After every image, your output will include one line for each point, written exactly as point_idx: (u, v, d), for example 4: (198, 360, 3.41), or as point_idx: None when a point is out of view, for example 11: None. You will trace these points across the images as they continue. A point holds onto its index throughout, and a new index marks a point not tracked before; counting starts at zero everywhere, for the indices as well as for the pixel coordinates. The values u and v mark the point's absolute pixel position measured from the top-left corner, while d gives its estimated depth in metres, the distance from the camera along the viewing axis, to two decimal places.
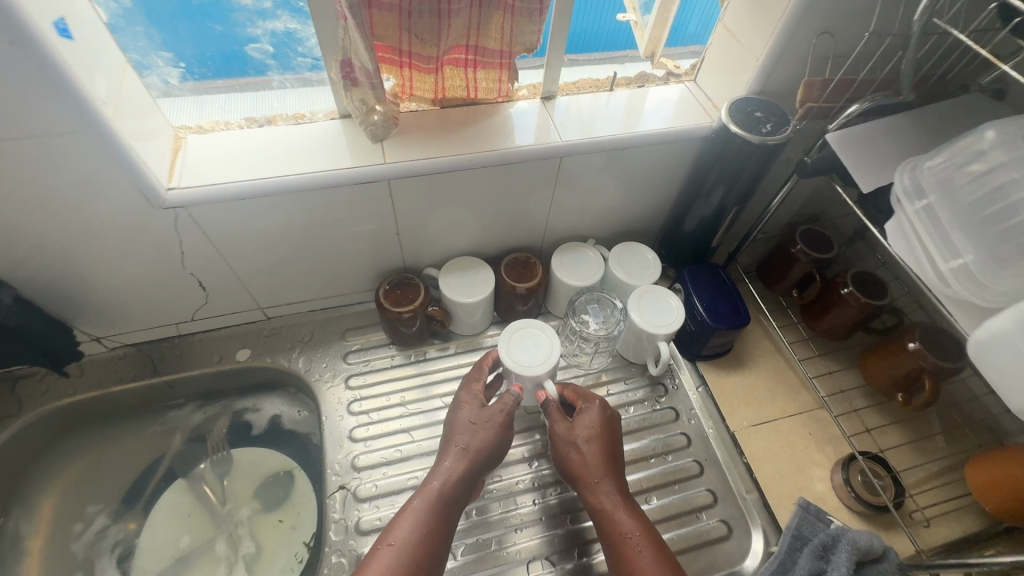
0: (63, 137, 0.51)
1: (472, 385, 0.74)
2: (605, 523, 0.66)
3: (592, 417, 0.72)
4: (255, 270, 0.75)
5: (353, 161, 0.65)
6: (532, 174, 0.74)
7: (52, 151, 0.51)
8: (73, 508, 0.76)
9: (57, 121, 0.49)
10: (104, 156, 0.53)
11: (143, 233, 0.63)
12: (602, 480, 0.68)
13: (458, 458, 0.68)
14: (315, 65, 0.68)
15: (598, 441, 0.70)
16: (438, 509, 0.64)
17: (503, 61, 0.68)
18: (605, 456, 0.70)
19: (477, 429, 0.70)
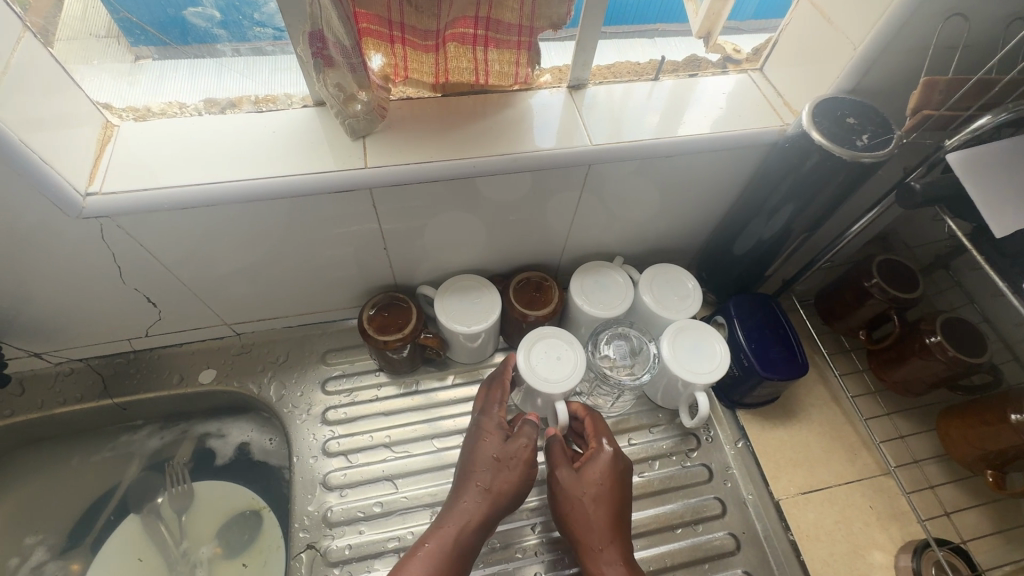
0: None
1: (498, 408, 0.63)
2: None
3: (605, 469, 0.60)
4: (215, 284, 0.63)
5: (328, 163, 0.52)
6: (553, 182, 0.60)
7: None
8: (10, 541, 0.67)
9: None
10: None
11: (65, 243, 0.51)
12: (607, 549, 0.57)
13: (479, 500, 0.58)
14: (277, 35, 0.54)
15: (614, 499, 0.59)
16: (449, 561, 0.54)
17: (521, 39, 0.54)
18: (615, 521, 0.58)
19: (502, 467, 0.60)
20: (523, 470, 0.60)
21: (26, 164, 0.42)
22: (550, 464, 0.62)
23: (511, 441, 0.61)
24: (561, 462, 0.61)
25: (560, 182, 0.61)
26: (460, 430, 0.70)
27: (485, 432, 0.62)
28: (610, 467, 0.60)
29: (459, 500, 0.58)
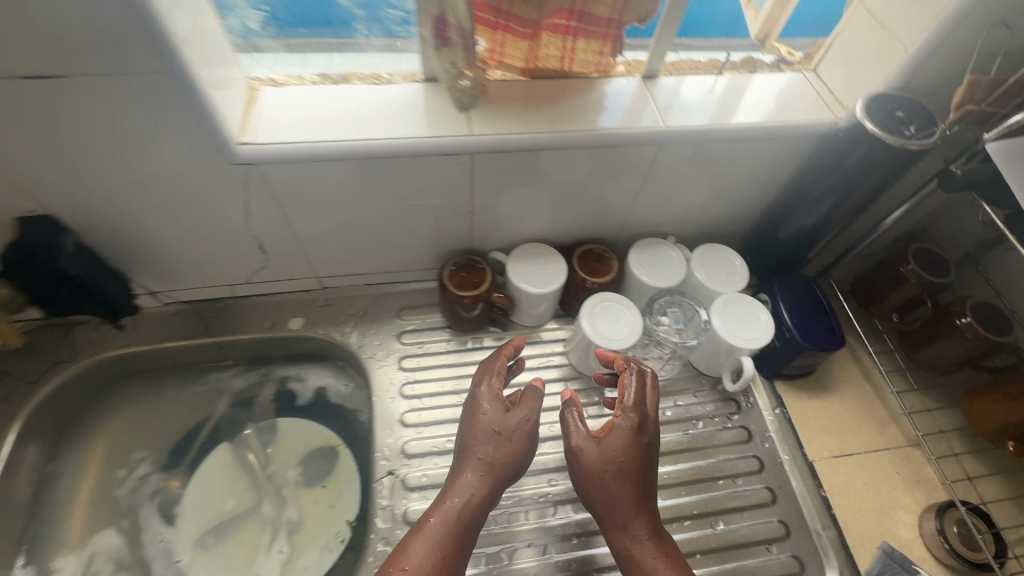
0: (143, 78, 0.46)
1: (491, 383, 0.66)
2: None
3: (626, 440, 0.60)
4: (318, 238, 0.70)
5: (437, 129, 0.59)
6: (625, 159, 0.67)
7: (131, 92, 0.47)
8: (120, 455, 0.75)
9: (138, 56, 0.44)
10: (180, 100, 0.48)
11: (211, 188, 0.59)
12: (635, 520, 0.58)
13: (481, 474, 0.60)
14: (405, 19, 0.62)
15: (636, 471, 0.59)
16: (455, 535, 0.57)
17: (609, 31, 0.61)
18: (639, 492, 0.59)
19: (502, 441, 0.62)
20: (523, 442, 0.62)
21: (210, 113, 0.50)
22: (564, 432, 0.62)
23: (506, 413, 0.63)
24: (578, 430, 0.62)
25: (630, 161, 0.68)
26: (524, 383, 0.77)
27: (481, 408, 0.64)
28: (632, 436, 0.60)
29: (462, 475, 0.60)
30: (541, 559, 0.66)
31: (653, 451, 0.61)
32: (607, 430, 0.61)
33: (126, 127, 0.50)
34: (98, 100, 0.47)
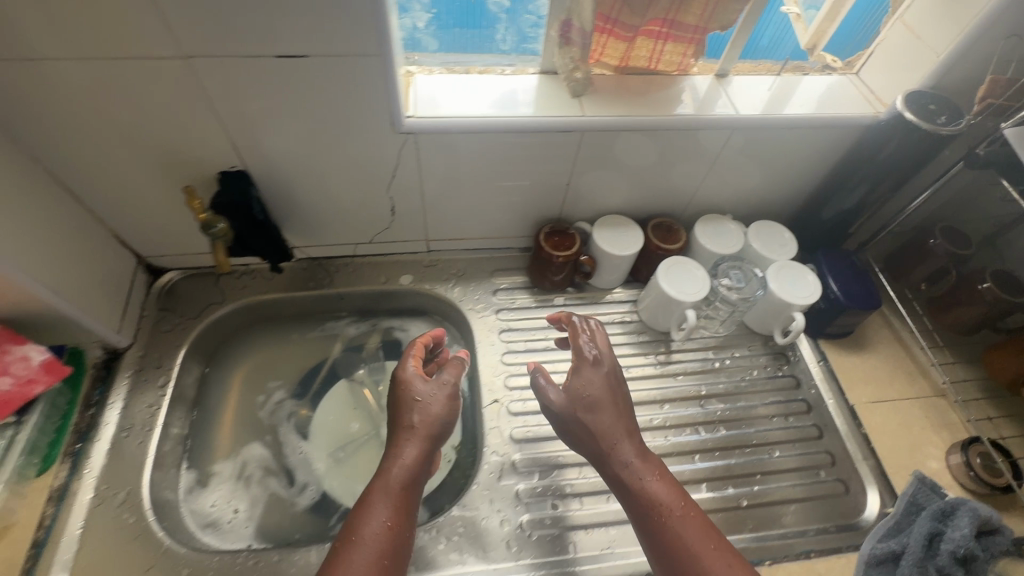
0: (362, 60, 0.59)
1: (410, 360, 0.70)
2: (636, 496, 0.63)
3: (592, 378, 0.68)
4: (439, 203, 0.84)
5: (556, 111, 0.73)
6: (701, 143, 0.81)
7: (347, 72, 0.60)
8: (258, 385, 0.88)
9: (365, 43, 0.57)
10: (379, 79, 0.61)
11: (373, 155, 0.72)
12: (619, 445, 0.65)
13: (416, 441, 0.64)
14: (537, 23, 0.72)
15: (610, 405, 0.67)
16: (398, 499, 0.61)
17: (694, 36, 0.75)
18: (615, 422, 0.66)
19: (425, 406, 0.66)
20: (445, 404, 0.67)
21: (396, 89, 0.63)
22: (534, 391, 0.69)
23: (421, 386, 0.68)
24: (547, 386, 0.69)
25: (705, 144, 0.81)
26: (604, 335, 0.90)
27: (402, 384, 0.68)
28: (591, 374, 0.68)
29: (396, 446, 0.64)
30: None
31: (619, 387, 0.68)
32: (571, 375, 0.68)
33: (329, 98, 0.63)
34: (321, 79, 0.60)
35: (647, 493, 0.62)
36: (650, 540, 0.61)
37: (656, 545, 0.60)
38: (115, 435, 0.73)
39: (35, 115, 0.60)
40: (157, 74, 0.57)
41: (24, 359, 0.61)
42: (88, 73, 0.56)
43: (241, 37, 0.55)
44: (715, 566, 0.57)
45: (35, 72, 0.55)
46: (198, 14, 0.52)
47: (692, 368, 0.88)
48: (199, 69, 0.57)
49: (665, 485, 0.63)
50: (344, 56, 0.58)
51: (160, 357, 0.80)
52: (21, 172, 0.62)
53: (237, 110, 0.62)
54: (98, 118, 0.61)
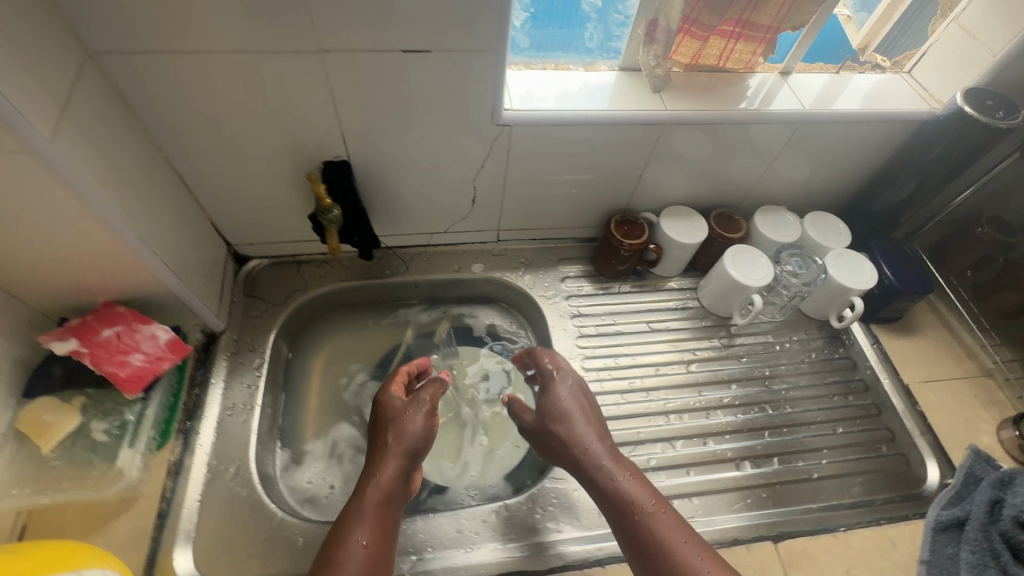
0: (479, 55, 0.63)
1: (393, 385, 0.78)
2: (612, 500, 0.66)
3: (559, 395, 0.75)
4: (518, 194, 0.88)
5: (641, 105, 0.77)
6: (768, 137, 0.85)
7: (463, 67, 0.64)
8: (340, 369, 0.92)
9: (485, 39, 0.62)
10: (490, 74, 0.66)
11: (467, 146, 0.76)
12: (591, 451, 0.70)
13: (394, 458, 0.70)
14: (624, 22, 0.76)
15: (578, 414, 0.73)
16: (382, 508, 0.65)
17: (766, 36, 0.80)
18: (584, 429, 0.72)
19: (401, 424, 0.73)
20: (424, 421, 0.75)
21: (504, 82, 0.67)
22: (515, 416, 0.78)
23: (398, 408, 0.76)
24: (523, 411, 0.78)
25: (773, 137, 0.86)
26: (669, 319, 0.95)
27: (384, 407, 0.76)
28: (554, 392, 0.76)
29: (373, 465, 0.70)
30: (705, 449, 0.82)
31: (584, 399, 0.76)
32: (542, 395, 0.77)
33: (441, 91, 0.67)
34: (438, 73, 0.65)
35: (621, 493, 0.66)
36: (630, 541, 0.63)
37: (636, 544, 0.62)
38: (220, 414, 0.76)
39: (168, 104, 0.63)
40: (291, 66, 0.61)
41: (153, 337, 0.65)
42: (228, 65, 0.60)
43: (377, 32, 0.59)
44: (688, 558, 0.58)
45: (180, 64, 0.59)
46: (343, 10, 0.56)
47: (755, 350, 0.93)
48: (332, 62, 0.61)
49: (639, 486, 0.66)
50: (465, 51, 0.62)
51: (253, 340, 0.84)
52: (148, 159, 0.66)
53: (356, 101, 0.67)
54: (224, 108, 0.65)
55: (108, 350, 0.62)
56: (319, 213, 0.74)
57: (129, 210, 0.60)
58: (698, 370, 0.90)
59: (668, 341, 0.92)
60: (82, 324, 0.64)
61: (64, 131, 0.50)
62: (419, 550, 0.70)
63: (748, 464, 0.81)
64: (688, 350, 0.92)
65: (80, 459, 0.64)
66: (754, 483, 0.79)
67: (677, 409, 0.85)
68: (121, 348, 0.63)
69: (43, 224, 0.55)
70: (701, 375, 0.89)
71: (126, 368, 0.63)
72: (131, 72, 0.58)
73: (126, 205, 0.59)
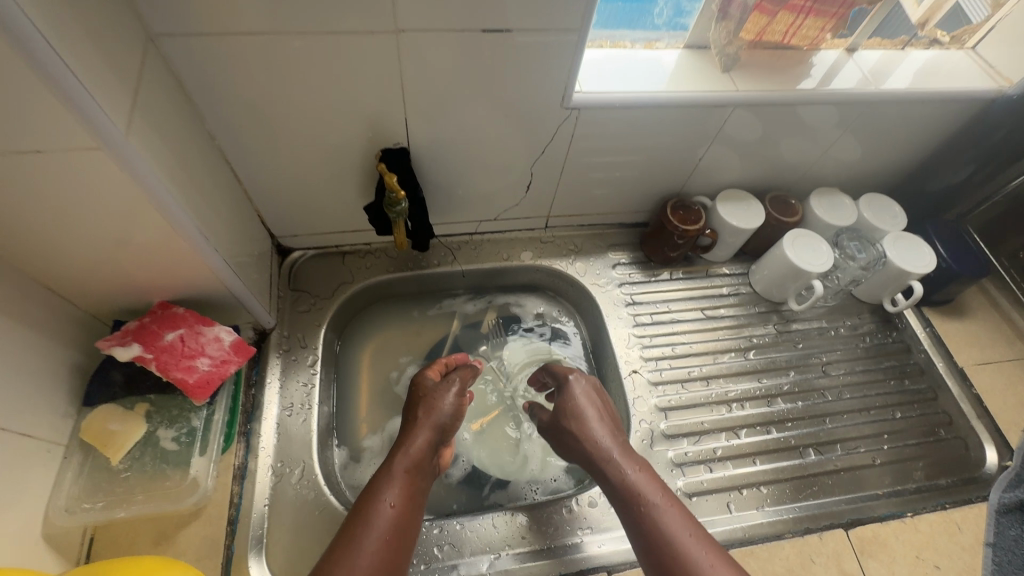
0: (563, 35, 0.60)
1: (428, 368, 0.80)
2: (621, 489, 0.65)
3: (577, 389, 0.75)
4: (573, 179, 0.85)
5: (711, 87, 0.74)
6: (833, 119, 0.82)
7: (543, 48, 0.62)
8: (389, 361, 0.89)
9: (570, 17, 0.58)
10: (570, 56, 0.63)
11: (532, 130, 0.73)
12: (603, 440, 0.69)
13: (425, 430, 0.71)
14: None
15: (594, 408, 0.73)
16: (408, 480, 0.65)
17: (838, 11, 0.76)
18: (596, 424, 0.71)
19: (431, 404, 0.74)
20: (455, 401, 0.76)
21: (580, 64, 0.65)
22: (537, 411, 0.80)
23: (432, 385, 0.77)
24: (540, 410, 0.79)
25: (841, 118, 0.82)
26: (722, 305, 0.93)
27: (419, 383, 0.78)
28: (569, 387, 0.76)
29: (404, 436, 0.71)
30: (769, 437, 0.80)
31: (598, 398, 0.75)
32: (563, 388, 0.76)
33: (512, 75, 0.64)
34: (516, 55, 0.62)
35: (630, 483, 0.64)
36: (637, 531, 0.61)
37: (641, 535, 0.60)
38: (278, 415, 0.74)
39: (227, 92, 0.59)
40: (363, 50, 0.58)
41: (216, 340, 0.62)
42: (296, 49, 0.56)
43: (457, 12, 0.56)
44: (696, 550, 0.57)
45: (246, 48, 0.55)
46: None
47: (810, 335, 0.91)
48: (407, 45, 0.58)
49: (652, 481, 0.65)
50: (544, 31, 0.59)
51: (305, 337, 0.81)
52: (204, 151, 0.62)
53: (423, 85, 0.63)
54: (285, 93, 0.61)
55: (174, 355, 0.59)
56: (386, 209, 0.69)
57: (193, 206, 0.57)
58: (757, 358, 0.87)
59: (723, 327, 0.90)
60: (142, 327, 0.60)
61: (132, 121, 0.46)
62: (467, 552, 0.68)
63: (812, 451, 0.79)
64: (745, 336, 0.90)
65: (151, 467, 0.62)
66: (821, 470, 0.78)
67: (737, 398, 0.83)
68: (188, 352, 0.60)
69: (112, 223, 0.52)
70: (758, 362, 0.87)
71: (195, 373, 0.60)
72: (193, 57, 0.55)
73: (189, 201, 0.56)
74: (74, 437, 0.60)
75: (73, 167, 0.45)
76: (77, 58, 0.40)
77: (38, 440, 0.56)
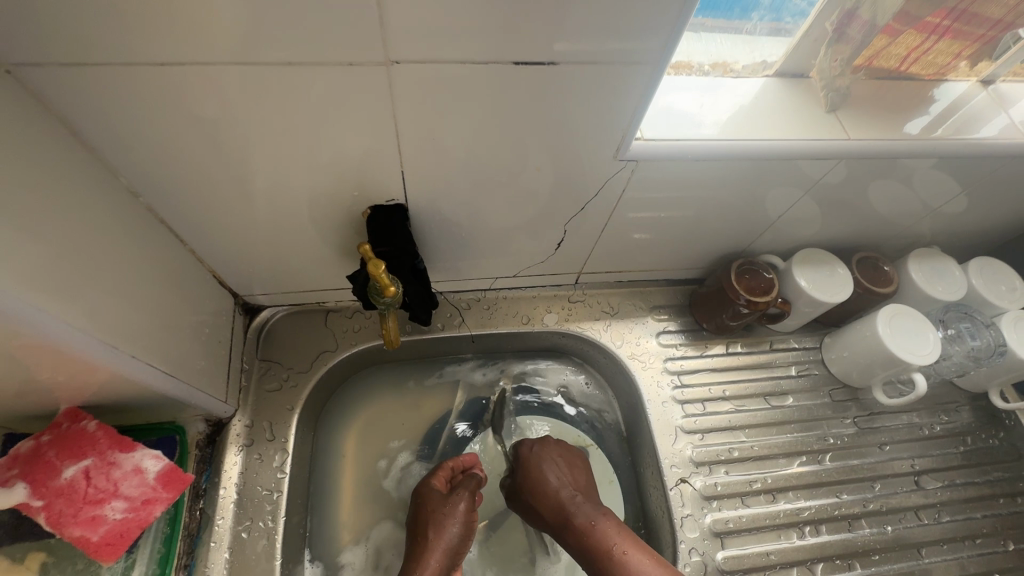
0: (624, 68, 0.43)
1: (435, 474, 0.66)
2: (585, 543, 0.60)
3: (536, 445, 0.68)
4: (617, 234, 0.68)
5: (814, 134, 0.56)
6: (957, 173, 0.64)
7: (595, 82, 0.44)
8: (378, 445, 0.72)
9: (638, 47, 0.42)
10: (634, 94, 0.46)
11: (570, 181, 0.56)
12: (563, 491, 0.63)
13: (435, 556, 0.60)
14: (804, 10, 0.55)
15: (546, 457, 0.66)
16: None
17: (986, 33, 0.57)
18: (555, 474, 0.65)
19: (445, 518, 0.62)
20: (468, 510, 0.63)
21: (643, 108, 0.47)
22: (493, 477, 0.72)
23: (444, 497, 0.64)
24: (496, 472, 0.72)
25: (968, 172, 0.64)
26: (790, 391, 0.75)
27: (427, 495, 0.64)
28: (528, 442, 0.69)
29: (411, 563, 0.60)
30: (851, 574, 0.64)
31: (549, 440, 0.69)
32: (525, 446, 0.68)
33: (552, 116, 0.47)
34: (556, 92, 0.45)
35: (594, 536, 0.60)
36: None
37: None
38: (233, 533, 0.58)
39: (147, 137, 0.42)
40: (342, 85, 0.41)
41: (138, 472, 0.46)
42: (243, 82, 0.40)
43: (480, 37, 0.39)
44: None
45: (169, 80, 0.38)
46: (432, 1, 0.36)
47: (898, 433, 0.73)
48: (404, 79, 0.41)
49: (617, 530, 0.60)
50: (599, 63, 0.43)
51: (272, 425, 0.65)
52: (121, 212, 0.45)
53: (427, 129, 0.46)
54: (234, 138, 0.44)
55: (72, 502, 0.43)
56: (373, 297, 0.53)
57: (91, 301, 0.40)
58: (833, 463, 0.70)
59: (792, 422, 0.72)
60: (36, 454, 0.44)
61: None
62: None
63: None
64: (819, 434, 0.72)
65: None
66: None
67: (811, 519, 0.66)
68: (93, 497, 0.44)
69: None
70: (835, 469, 0.70)
71: (102, 527, 0.44)
72: (91, 91, 0.38)
73: (86, 297, 0.40)
74: None
75: None
76: None
77: None
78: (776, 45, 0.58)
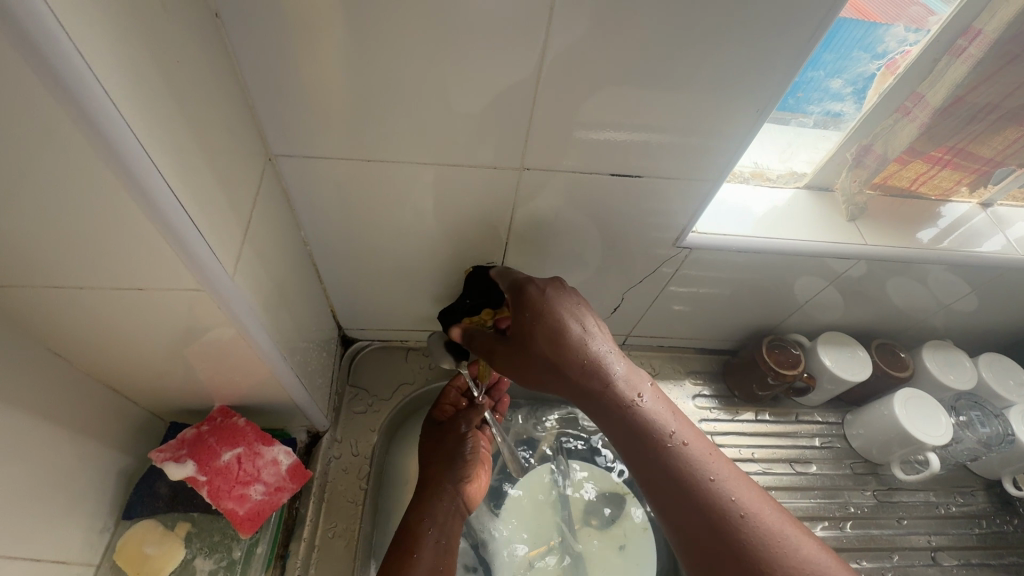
0: (691, 182, 0.58)
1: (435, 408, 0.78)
2: (633, 429, 0.49)
3: (558, 302, 0.52)
4: (664, 305, 0.79)
5: (837, 238, 0.68)
6: (964, 279, 0.74)
7: (663, 190, 0.59)
8: None
9: (704, 169, 0.56)
10: (691, 198, 0.60)
11: (632, 258, 0.68)
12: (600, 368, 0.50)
13: (439, 465, 0.70)
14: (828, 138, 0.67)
15: (571, 298, 0.53)
16: (439, 511, 0.66)
17: (981, 168, 0.70)
18: (592, 346, 0.51)
19: (445, 435, 0.74)
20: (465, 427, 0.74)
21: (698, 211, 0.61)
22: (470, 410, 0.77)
23: (443, 424, 0.76)
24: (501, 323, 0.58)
25: (973, 278, 0.74)
26: (813, 460, 0.82)
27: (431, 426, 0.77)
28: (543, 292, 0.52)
29: (429, 486, 0.69)
30: None
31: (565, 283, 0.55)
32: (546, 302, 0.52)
33: (630, 211, 0.61)
34: (636, 193, 0.59)
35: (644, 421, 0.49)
36: (662, 488, 0.48)
37: (669, 486, 0.47)
38: (320, 534, 0.66)
39: (330, 205, 0.57)
40: (482, 180, 0.56)
41: (274, 463, 0.60)
42: (411, 173, 0.54)
43: (590, 156, 0.54)
44: (737, 483, 0.47)
45: (362, 170, 0.53)
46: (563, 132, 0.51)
47: (915, 509, 0.80)
48: (526, 178, 0.56)
49: (669, 409, 0.51)
50: (672, 178, 0.57)
51: (357, 442, 0.74)
52: (297, 256, 0.59)
53: (532, 213, 0.60)
54: (390, 211, 0.59)
55: (228, 480, 0.57)
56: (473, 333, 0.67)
57: (278, 322, 0.53)
58: (853, 531, 0.76)
59: (816, 488, 0.79)
60: (199, 439, 0.56)
61: (241, 256, 0.44)
62: None
63: None
64: (841, 502, 0.79)
65: None
66: None
67: None
68: (243, 479, 0.58)
69: (207, 349, 0.49)
70: (855, 537, 0.76)
71: (247, 503, 0.57)
72: (307, 173, 0.53)
73: (277, 318, 0.53)
74: (108, 558, 0.56)
75: (174, 301, 0.42)
76: (200, 200, 0.38)
77: (64, 564, 0.51)
78: (806, 163, 0.71)
